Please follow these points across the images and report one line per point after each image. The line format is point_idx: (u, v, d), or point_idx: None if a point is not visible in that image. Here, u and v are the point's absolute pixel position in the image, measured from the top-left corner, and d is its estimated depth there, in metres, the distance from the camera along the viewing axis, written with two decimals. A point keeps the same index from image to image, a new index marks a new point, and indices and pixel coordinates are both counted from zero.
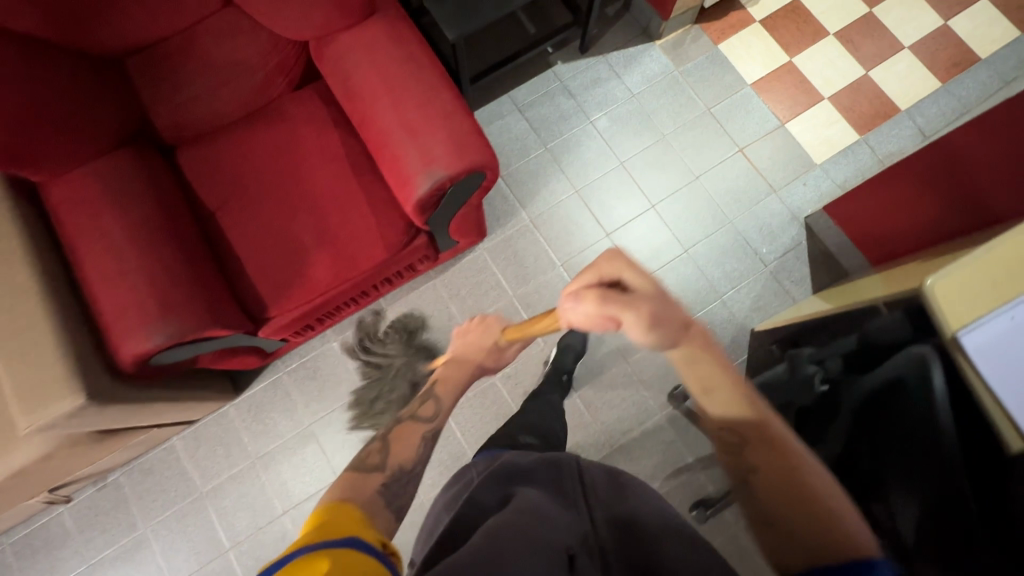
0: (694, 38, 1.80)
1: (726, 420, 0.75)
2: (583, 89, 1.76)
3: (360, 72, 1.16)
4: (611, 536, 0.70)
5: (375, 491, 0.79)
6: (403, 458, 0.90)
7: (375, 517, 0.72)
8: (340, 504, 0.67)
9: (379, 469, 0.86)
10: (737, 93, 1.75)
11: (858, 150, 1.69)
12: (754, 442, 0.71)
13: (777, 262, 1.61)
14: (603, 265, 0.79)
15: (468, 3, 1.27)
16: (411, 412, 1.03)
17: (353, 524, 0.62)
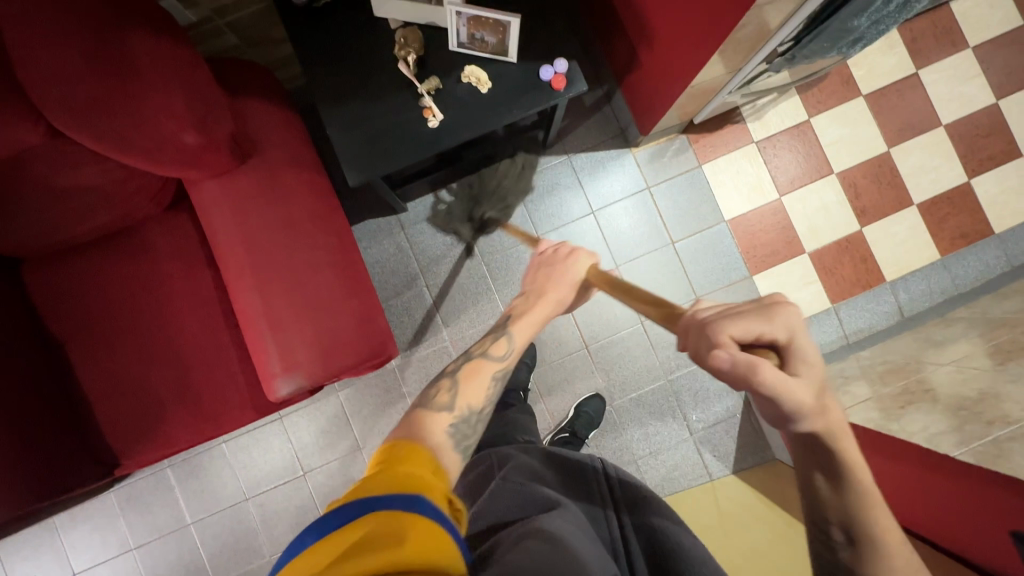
0: (676, 150, 1.51)
1: (846, 519, 0.57)
2: (538, 195, 1.52)
3: (224, 233, 0.98)
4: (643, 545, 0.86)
5: (445, 432, 0.73)
6: (472, 399, 0.80)
7: (446, 456, 0.69)
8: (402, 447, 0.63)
9: (450, 408, 0.77)
10: (711, 226, 1.51)
11: (825, 322, 1.49)
12: (858, 550, 0.57)
13: (704, 432, 1.48)
14: (777, 316, 0.56)
15: (379, 140, 1.05)
16: (484, 348, 0.89)
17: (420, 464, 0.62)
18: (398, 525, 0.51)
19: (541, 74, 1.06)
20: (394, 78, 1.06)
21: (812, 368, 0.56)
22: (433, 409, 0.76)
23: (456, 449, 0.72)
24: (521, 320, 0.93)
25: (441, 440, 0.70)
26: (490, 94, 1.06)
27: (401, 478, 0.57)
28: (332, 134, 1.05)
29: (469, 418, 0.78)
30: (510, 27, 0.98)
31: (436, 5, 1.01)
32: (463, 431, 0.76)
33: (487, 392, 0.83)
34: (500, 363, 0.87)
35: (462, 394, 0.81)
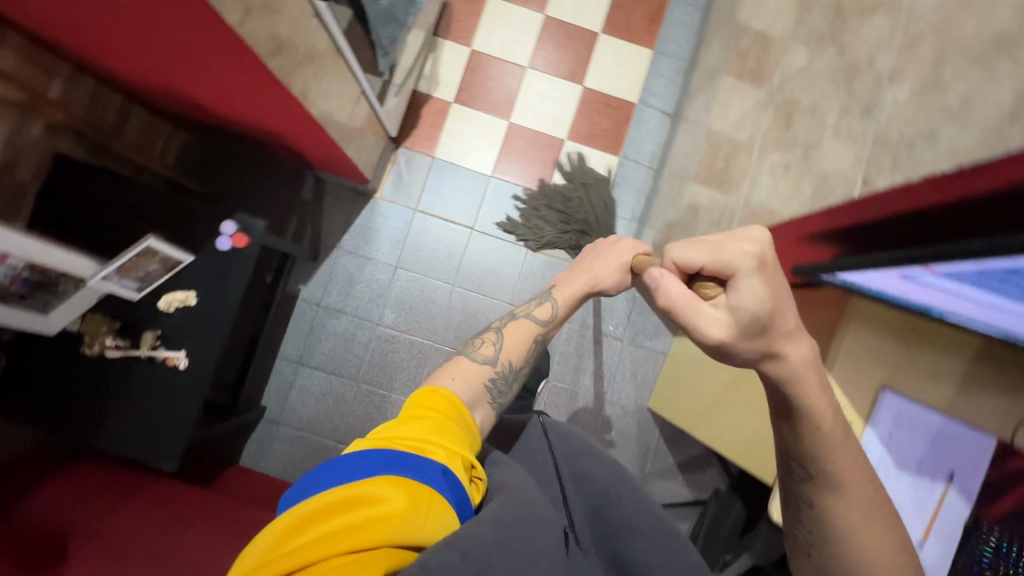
0: (407, 163, 1.52)
1: (799, 451, 0.64)
2: (345, 295, 1.49)
3: None
4: (585, 510, 0.73)
5: (483, 385, 0.76)
6: (513, 356, 0.81)
7: (476, 411, 0.74)
8: (448, 396, 0.70)
9: (492, 363, 0.79)
10: (485, 189, 1.53)
11: (626, 172, 1.55)
12: (815, 482, 0.64)
13: (627, 328, 1.53)
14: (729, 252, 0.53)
15: (158, 419, 1.01)
16: (528, 310, 0.88)
17: (453, 427, 0.67)
18: (406, 495, 0.57)
19: (222, 247, 1.05)
20: (116, 364, 1.01)
21: (760, 304, 0.52)
22: (477, 360, 0.79)
23: (486, 402, 0.75)
24: (568, 287, 0.91)
25: (475, 390, 0.75)
26: (204, 299, 1.05)
27: (431, 439, 0.63)
28: (118, 451, 0.99)
29: (507, 372, 0.79)
30: (156, 246, 0.96)
31: (85, 285, 0.97)
32: (502, 384, 0.78)
33: (526, 349, 0.83)
34: (543, 326, 0.86)
35: (505, 346, 0.82)
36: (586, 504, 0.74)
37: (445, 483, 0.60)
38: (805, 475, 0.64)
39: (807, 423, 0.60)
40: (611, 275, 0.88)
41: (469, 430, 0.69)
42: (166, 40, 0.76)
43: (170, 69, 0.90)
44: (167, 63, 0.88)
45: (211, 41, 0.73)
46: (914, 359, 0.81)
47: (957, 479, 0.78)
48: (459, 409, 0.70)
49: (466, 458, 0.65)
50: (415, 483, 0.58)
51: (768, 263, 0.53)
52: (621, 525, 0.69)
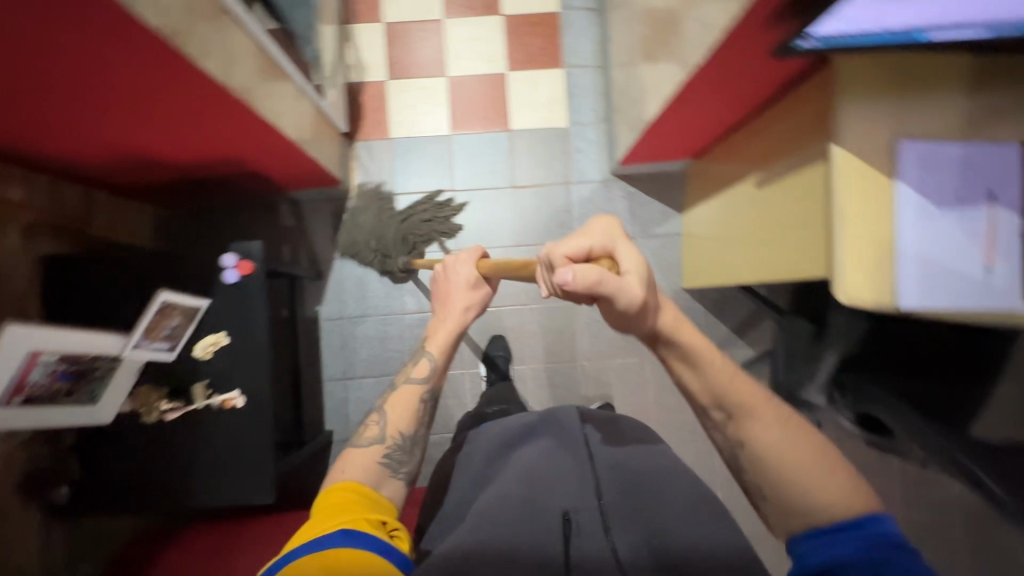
0: (368, 154, 1.51)
1: (717, 403, 0.72)
2: (362, 299, 1.50)
3: None
4: (612, 479, 0.83)
5: (379, 465, 0.85)
6: (399, 424, 0.90)
7: (384, 488, 0.85)
8: (345, 482, 0.82)
9: (380, 440, 0.87)
10: (451, 149, 1.53)
11: (576, 79, 1.54)
12: (736, 421, 0.72)
13: (635, 224, 1.53)
14: (598, 235, 0.66)
15: (240, 459, 1.03)
16: (406, 374, 0.96)
17: (355, 501, 0.78)
18: (316, 563, 0.67)
19: (230, 279, 1.04)
20: (179, 424, 1.02)
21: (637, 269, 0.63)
22: (366, 444, 0.87)
23: (391, 477, 0.86)
24: (433, 338, 0.98)
25: (377, 472, 0.85)
26: (235, 335, 1.05)
27: (332, 517, 0.74)
28: (214, 502, 1.03)
29: (403, 442, 0.88)
30: (170, 300, 0.96)
31: (120, 360, 0.97)
32: (397, 454, 0.87)
33: (412, 412, 0.91)
34: (425, 383, 0.94)
35: (389, 420, 0.90)
36: (613, 477, 0.83)
37: (348, 539, 0.70)
38: (727, 417, 0.72)
39: (700, 363, 0.70)
40: (465, 298, 1.00)
41: (374, 499, 0.80)
42: (96, 88, 0.75)
43: (112, 126, 0.90)
44: (107, 121, 0.87)
45: (143, 69, 0.71)
46: (912, 105, 0.81)
47: (998, 196, 0.80)
48: (357, 488, 0.80)
49: (374, 517, 0.76)
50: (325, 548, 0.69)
51: (627, 243, 0.67)
52: (649, 495, 0.80)
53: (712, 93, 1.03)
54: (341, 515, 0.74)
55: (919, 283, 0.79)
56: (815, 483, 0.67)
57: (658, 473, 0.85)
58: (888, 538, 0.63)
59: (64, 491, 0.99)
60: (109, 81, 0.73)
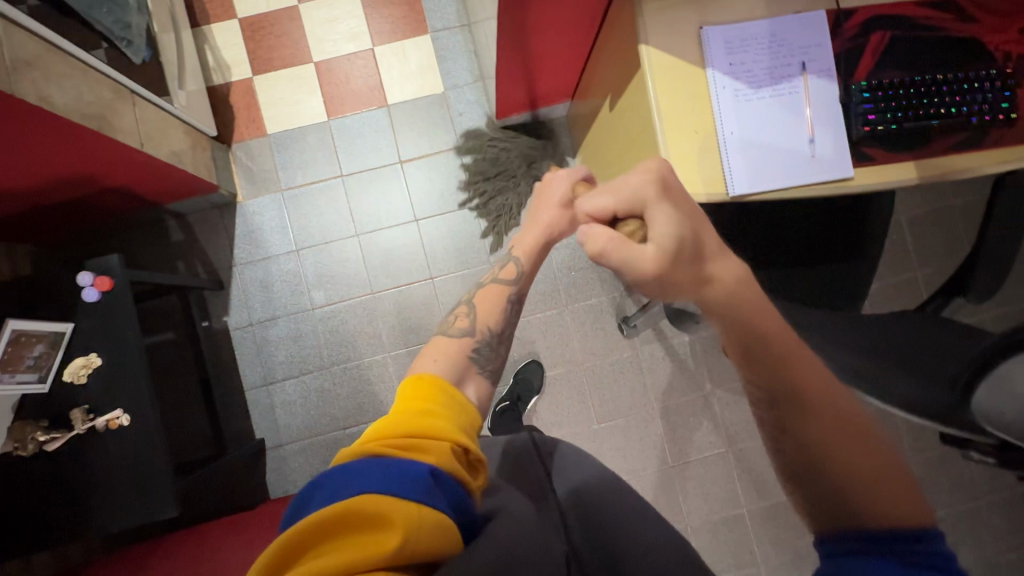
0: (248, 154, 1.48)
1: (756, 362, 0.62)
2: (268, 300, 1.47)
3: None
4: (579, 520, 0.77)
5: (467, 358, 0.73)
6: (487, 321, 0.79)
7: (466, 389, 0.70)
8: (444, 386, 0.66)
9: (470, 334, 0.76)
10: (331, 135, 1.50)
11: (443, 42, 1.51)
12: (780, 397, 0.60)
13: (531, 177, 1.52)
14: (629, 183, 0.65)
15: (138, 476, 1.01)
16: (492, 274, 0.85)
17: (447, 412, 0.63)
18: (390, 502, 0.52)
19: (91, 298, 1.01)
20: (64, 454, 1.00)
21: (666, 237, 0.62)
22: (456, 335, 0.76)
23: (474, 374, 0.73)
24: (524, 239, 0.87)
25: (461, 365, 0.72)
26: (108, 354, 1.02)
27: (426, 430, 0.59)
28: (116, 527, 1.00)
29: (489, 340, 0.77)
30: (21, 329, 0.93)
31: None
32: (485, 352, 0.76)
33: (500, 313, 0.80)
34: (515, 284, 0.82)
35: (478, 316, 0.79)
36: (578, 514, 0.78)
37: (435, 483, 0.55)
38: (765, 379, 0.61)
39: (733, 317, 0.62)
40: (559, 216, 0.84)
41: (467, 421, 0.65)
42: None
43: None
44: None
45: None
46: None
47: (810, 64, 0.79)
48: (456, 400, 0.65)
49: (460, 443, 0.61)
50: (407, 489, 0.53)
51: (660, 190, 0.64)
52: (614, 528, 0.75)
53: (541, 21, 1.01)
54: (425, 428, 0.59)
55: (746, 167, 0.78)
56: (874, 494, 0.53)
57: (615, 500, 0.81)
58: (938, 551, 0.49)
59: None
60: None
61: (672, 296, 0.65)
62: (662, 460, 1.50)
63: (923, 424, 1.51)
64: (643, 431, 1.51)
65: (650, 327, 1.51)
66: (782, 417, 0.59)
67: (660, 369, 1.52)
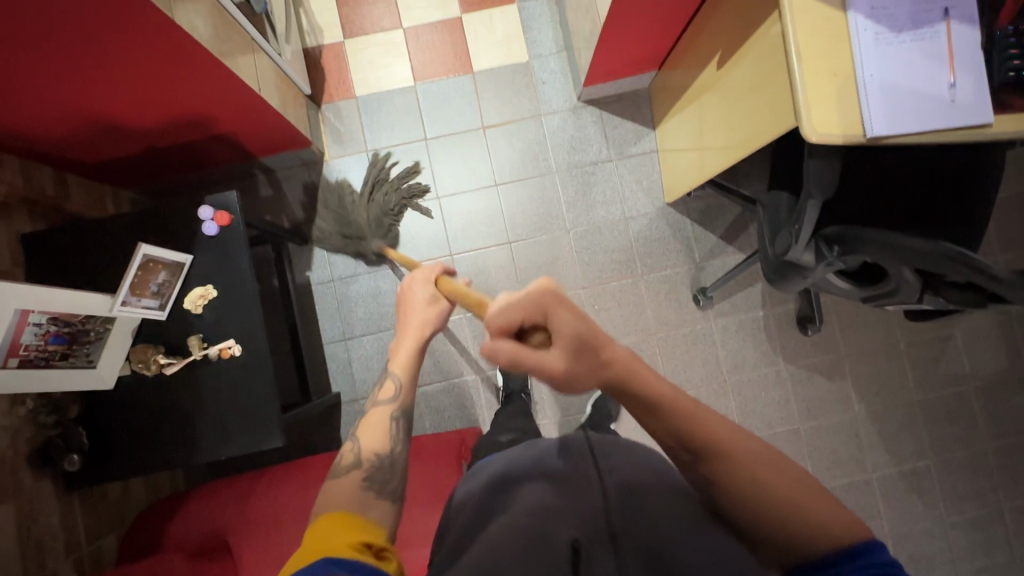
0: (336, 116, 1.52)
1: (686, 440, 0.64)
2: (349, 257, 1.50)
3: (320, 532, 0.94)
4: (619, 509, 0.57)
5: (362, 489, 0.76)
6: (373, 445, 0.82)
7: (370, 512, 0.73)
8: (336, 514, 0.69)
9: (360, 464, 0.78)
10: (416, 99, 1.53)
11: (529, 13, 1.54)
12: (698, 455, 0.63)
13: (610, 146, 1.53)
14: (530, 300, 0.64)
15: (244, 405, 1.04)
16: (372, 398, 0.89)
17: (348, 529, 0.66)
18: None
19: (210, 232, 1.05)
20: (179, 378, 1.03)
21: (562, 337, 0.62)
22: (343, 473, 0.78)
23: (376, 499, 0.76)
24: (396, 357, 0.92)
25: (358, 499, 0.74)
26: (223, 288, 1.05)
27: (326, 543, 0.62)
28: (227, 452, 1.03)
29: (382, 460, 0.81)
30: (151, 254, 0.96)
31: (113, 321, 0.98)
32: (379, 475, 0.79)
33: (386, 431, 0.85)
34: (393, 402, 0.88)
35: (362, 441, 0.82)
36: (623, 499, 0.58)
37: (336, 565, 0.57)
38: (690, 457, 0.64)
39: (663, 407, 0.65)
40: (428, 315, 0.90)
41: (365, 527, 0.68)
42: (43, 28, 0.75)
43: (74, 83, 0.90)
44: (69, 76, 0.87)
45: None
46: None
47: (953, 10, 0.79)
48: (351, 523, 0.68)
49: (358, 541, 0.63)
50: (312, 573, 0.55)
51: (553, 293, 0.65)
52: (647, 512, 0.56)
53: None
54: (320, 541, 0.63)
55: (885, 109, 0.79)
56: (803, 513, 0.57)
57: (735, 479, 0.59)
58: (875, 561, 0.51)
59: (76, 458, 1.00)
60: (53, 7, 0.73)
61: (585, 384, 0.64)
62: None
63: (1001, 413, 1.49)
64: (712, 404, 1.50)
65: (724, 300, 1.51)
66: (714, 462, 0.62)
67: (732, 343, 1.51)
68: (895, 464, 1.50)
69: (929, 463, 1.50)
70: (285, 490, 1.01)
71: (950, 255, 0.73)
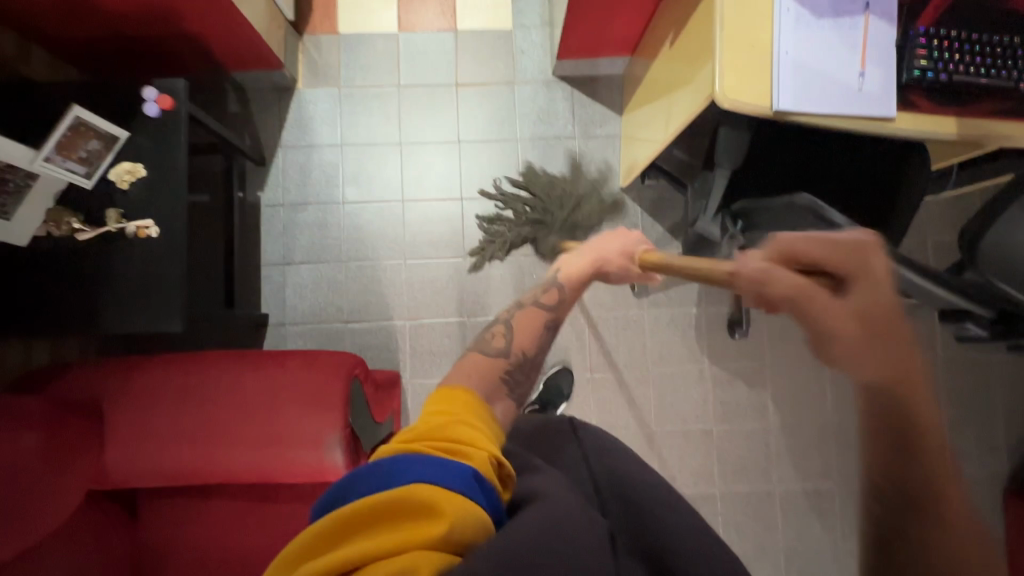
0: (316, 47, 1.55)
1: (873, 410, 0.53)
2: (303, 185, 1.52)
3: (218, 412, 0.97)
4: (621, 514, 0.77)
5: (501, 377, 0.75)
6: (525, 344, 0.81)
7: (494, 406, 0.71)
8: (462, 394, 0.68)
9: (505, 354, 0.78)
10: (398, 46, 1.56)
11: None
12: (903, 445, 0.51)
13: (576, 124, 1.56)
14: (850, 268, 0.61)
15: (151, 285, 1.05)
16: (535, 298, 0.91)
17: (477, 423, 0.65)
18: (436, 496, 0.53)
19: (151, 113, 1.07)
20: (91, 248, 1.05)
21: (847, 315, 0.59)
22: (490, 354, 0.78)
23: (502, 396, 0.73)
24: (569, 265, 0.99)
25: (491, 385, 0.73)
26: (154, 170, 1.07)
27: (457, 440, 0.61)
28: (122, 329, 1.04)
29: (524, 362, 0.79)
30: (84, 118, 0.98)
31: (35, 179, 0.98)
32: (517, 375, 0.76)
33: (536, 333, 0.84)
34: (550, 310, 0.88)
35: (514, 334, 0.81)
36: (618, 502, 0.79)
37: (480, 487, 0.57)
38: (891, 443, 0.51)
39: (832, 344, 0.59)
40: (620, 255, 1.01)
41: (490, 422, 0.67)
42: None
43: None
44: None
45: None
46: None
47: (874, 6, 0.83)
48: (474, 411, 0.66)
49: (493, 455, 0.62)
50: (454, 486, 0.55)
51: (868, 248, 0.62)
52: (637, 488, 0.80)
53: None
54: (459, 434, 0.62)
55: (794, 86, 0.81)
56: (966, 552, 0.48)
57: (631, 463, 0.86)
58: None
59: None
60: None
61: (840, 329, 0.59)
62: (647, 424, 1.51)
63: None
64: (632, 390, 1.51)
65: (661, 290, 1.53)
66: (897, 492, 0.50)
67: (663, 335, 1.53)
68: (801, 481, 1.51)
69: (834, 485, 1.51)
70: (161, 370, 1.00)
71: (806, 205, 0.80)
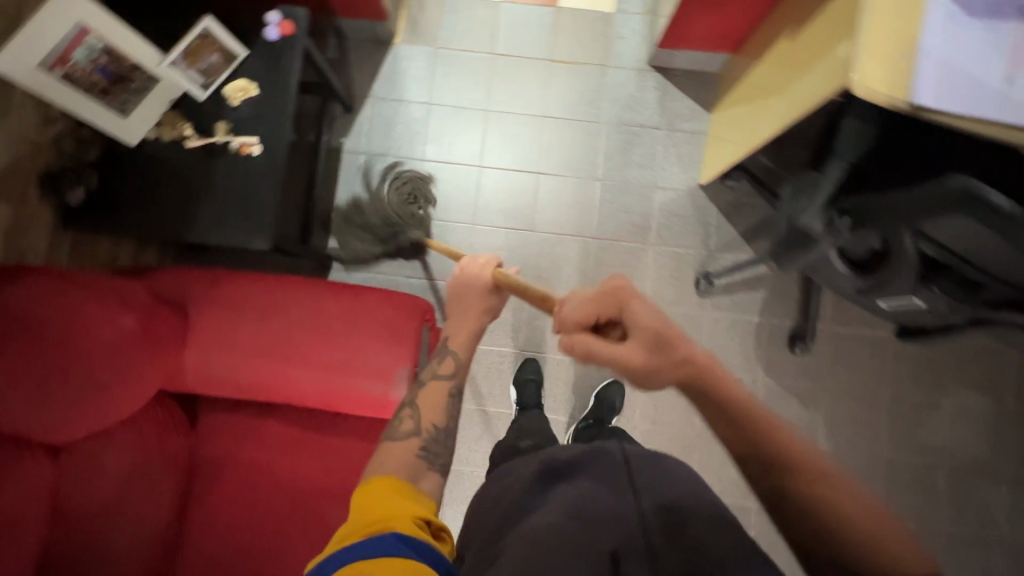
0: (419, 7, 1.58)
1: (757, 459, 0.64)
2: (386, 138, 1.55)
3: (296, 328, 0.98)
4: (664, 541, 0.62)
5: (415, 458, 0.80)
6: (433, 416, 0.87)
7: (421, 483, 0.78)
8: (380, 476, 0.74)
9: (415, 434, 0.83)
10: (497, 15, 1.58)
11: None
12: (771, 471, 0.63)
13: (663, 116, 1.55)
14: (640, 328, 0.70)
15: (246, 201, 1.08)
16: (432, 371, 0.91)
17: (401, 493, 0.71)
18: (371, 570, 0.58)
19: (271, 37, 1.10)
20: (195, 157, 1.08)
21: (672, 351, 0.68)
22: (400, 438, 0.83)
23: (427, 470, 0.80)
24: (455, 333, 0.94)
25: (410, 466, 0.78)
26: (264, 92, 1.10)
27: (384, 509, 0.66)
28: (211, 240, 1.07)
29: (439, 432, 0.85)
30: (210, 30, 1.02)
31: (156, 82, 1.04)
32: (434, 448, 0.83)
33: (443, 407, 0.88)
34: (451, 379, 0.91)
35: (422, 414, 0.86)
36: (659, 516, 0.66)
37: (407, 546, 0.61)
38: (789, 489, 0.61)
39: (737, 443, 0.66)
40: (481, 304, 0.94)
41: (417, 493, 0.73)
42: None
43: None
44: None
45: None
46: None
47: None
48: (398, 486, 0.72)
49: (419, 516, 0.68)
50: (382, 553, 0.60)
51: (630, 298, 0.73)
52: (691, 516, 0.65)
53: None
54: (389, 505, 0.67)
55: (938, 83, 0.78)
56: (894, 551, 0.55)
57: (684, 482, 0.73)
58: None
59: (79, 195, 1.04)
60: None
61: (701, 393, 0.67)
62: (689, 426, 1.48)
63: (965, 496, 1.44)
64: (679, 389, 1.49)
65: (725, 294, 1.50)
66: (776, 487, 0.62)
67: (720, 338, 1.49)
68: None
69: None
70: (250, 279, 1.01)
71: (958, 187, 0.70)
